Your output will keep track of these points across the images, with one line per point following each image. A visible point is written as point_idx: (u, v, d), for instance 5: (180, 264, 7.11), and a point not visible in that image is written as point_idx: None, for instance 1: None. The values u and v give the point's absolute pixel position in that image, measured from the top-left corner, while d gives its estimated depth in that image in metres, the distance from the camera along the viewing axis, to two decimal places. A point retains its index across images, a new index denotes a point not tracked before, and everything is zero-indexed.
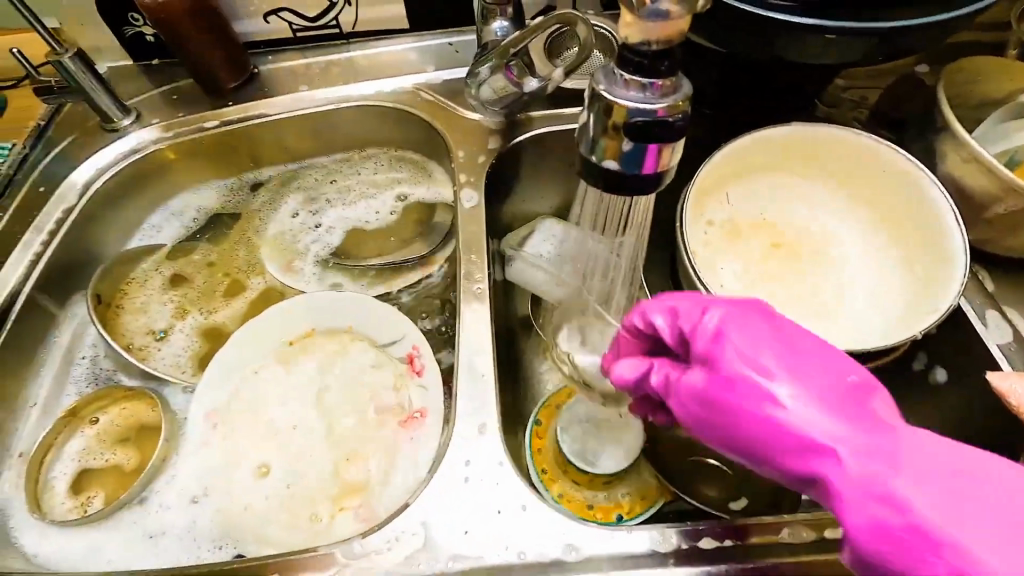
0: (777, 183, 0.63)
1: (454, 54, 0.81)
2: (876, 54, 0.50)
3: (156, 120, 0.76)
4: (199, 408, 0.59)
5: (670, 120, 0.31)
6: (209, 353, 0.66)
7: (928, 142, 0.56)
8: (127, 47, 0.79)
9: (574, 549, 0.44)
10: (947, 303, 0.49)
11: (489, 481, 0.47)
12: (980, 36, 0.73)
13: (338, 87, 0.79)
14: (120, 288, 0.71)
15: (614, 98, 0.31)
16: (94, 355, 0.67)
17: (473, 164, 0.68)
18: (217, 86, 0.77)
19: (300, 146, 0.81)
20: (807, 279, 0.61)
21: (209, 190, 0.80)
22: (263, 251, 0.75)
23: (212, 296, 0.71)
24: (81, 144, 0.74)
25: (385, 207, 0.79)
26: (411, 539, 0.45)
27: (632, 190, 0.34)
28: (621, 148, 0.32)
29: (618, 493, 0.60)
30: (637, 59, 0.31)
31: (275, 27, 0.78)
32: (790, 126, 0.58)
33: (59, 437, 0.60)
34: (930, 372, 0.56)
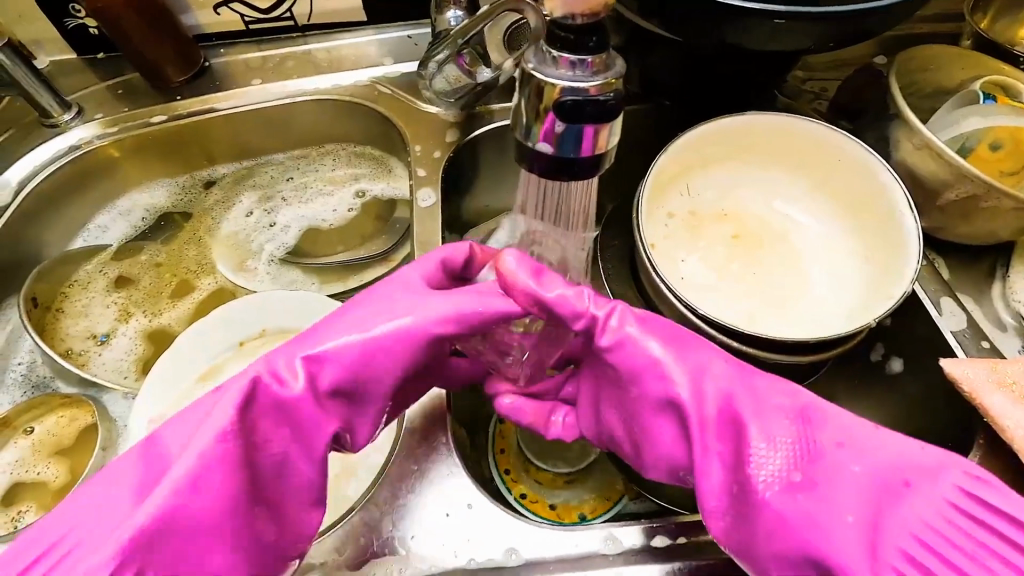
0: (734, 176, 0.63)
1: (413, 46, 0.79)
2: (826, 41, 0.50)
3: (100, 115, 0.72)
4: (140, 416, 0.55)
5: (602, 99, 0.30)
6: (155, 358, 0.64)
7: (882, 131, 0.55)
8: (68, 39, 0.76)
9: (515, 553, 0.42)
10: (900, 291, 0.49)
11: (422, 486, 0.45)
12: (934, 28, 0.74)
13: (292, 81, 0.76)
14: (60, 291, 0.67)
15: (544, 77, 0.30)
16: (30, 361, 0.62)
17: (429, 159, 0.67)
18: (163, 79, 0.74)
19: (254, 143, 0.78)
20: (766, 271, 0.60)
21: (158, 189, 0.77)
22: (216, 250, 0.72)
23: (158, 298, 0.68)
24: (17, 141, 0.70)
25: (344, 205, 0.77)
26: (352, 546, 0.42)
27: (570, 173, 0.33)
28: (554, 130, 0.31)
29: (580, 493, 0.58)
30: (565, 35, 0.29)
31: (225, 19, 0.76)
32: (744, 116, 0.57)
33: None
34: (887, 361, 0.56)
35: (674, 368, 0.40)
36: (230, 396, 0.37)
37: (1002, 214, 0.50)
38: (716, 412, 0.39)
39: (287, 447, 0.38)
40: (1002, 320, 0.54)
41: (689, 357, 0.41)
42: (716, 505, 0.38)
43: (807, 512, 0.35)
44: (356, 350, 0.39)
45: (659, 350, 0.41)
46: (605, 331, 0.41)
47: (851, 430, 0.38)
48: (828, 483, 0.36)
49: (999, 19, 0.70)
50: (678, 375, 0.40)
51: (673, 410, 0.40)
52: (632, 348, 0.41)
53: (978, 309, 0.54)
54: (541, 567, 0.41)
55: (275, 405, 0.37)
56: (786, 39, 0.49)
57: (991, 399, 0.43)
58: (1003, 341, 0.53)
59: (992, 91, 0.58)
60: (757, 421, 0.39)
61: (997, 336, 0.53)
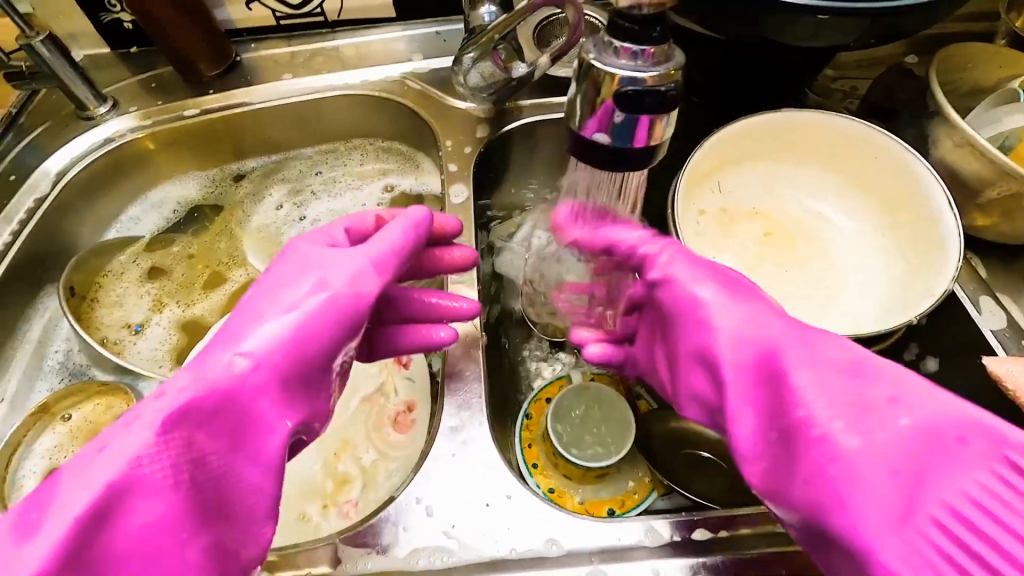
0: (766, 174, 0.63)
1: (441, 42, 0.79)
2: (867, 38, 0.49)
3: (134, 108, 0.73)
4: None
5: (663, 90, 0.30)
6: (188, 349, 0.64)
7: (920, 129, 0.55)
8: (103, 34, 0.77)
9: (556, 543, 0.42)
10: (942, 288, 0.48)
11: (461, 475, 0.45)
12: (966, 27, 0.73)
13: (322, 76, 0.77)
14: (95, 281, 0.68)
15: (604, 66, 0.30)
16: (67, 349, 0.63)
17: (460, 154, 0.67)
18: (196, 73, 0.75)
19: (283, 137, 0.79)
20: (799, 269, 0.60)
21: (189, 182, 0.78)
22: (247, 243, 0.73)
23: (191, 289, 0.69)
24: (54, 132, 0.71)
25: (373, 199, 0.77)
26: (394, 533, 0.43)
27: (623, 164, 0.33)
28: (611, 119, 0.31)
29: (609, 488, 0.59)
30: (628, 25, 0.29)
31: (256, 14, 0.77)
32: (779, 113, 0.57)
33: (28, 434, 0.57)
34: (921, 361, 0.56)
35: (720, 311, 0.44)
36: (174, 400, 0.37)
37: None
38: (753, 355, 0.42)
39: (236, 452, 0.37)
40: None
41: (738, 301, 0.44)
42: (751, 449, 0.39)
43: (849, 449, 0.35)
44: (296, 336, 0.41)
45: (702, 303, 0.44)
46: (655, 266, 0.48)
47: (902, 382, 0.37)
48: (880, 426, 0.35)
49: None
50: (727, 320, 0.43)
51: (736, 361, 0.42)
52: (681, 287, 0.46)
53: (1018, 308, 0.54)
54: (583, 558, 0.42)
55: (222, 392, 0.38)
56: (827, 35, 0.49)
57: None
58: None
59: None
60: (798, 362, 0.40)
61: None
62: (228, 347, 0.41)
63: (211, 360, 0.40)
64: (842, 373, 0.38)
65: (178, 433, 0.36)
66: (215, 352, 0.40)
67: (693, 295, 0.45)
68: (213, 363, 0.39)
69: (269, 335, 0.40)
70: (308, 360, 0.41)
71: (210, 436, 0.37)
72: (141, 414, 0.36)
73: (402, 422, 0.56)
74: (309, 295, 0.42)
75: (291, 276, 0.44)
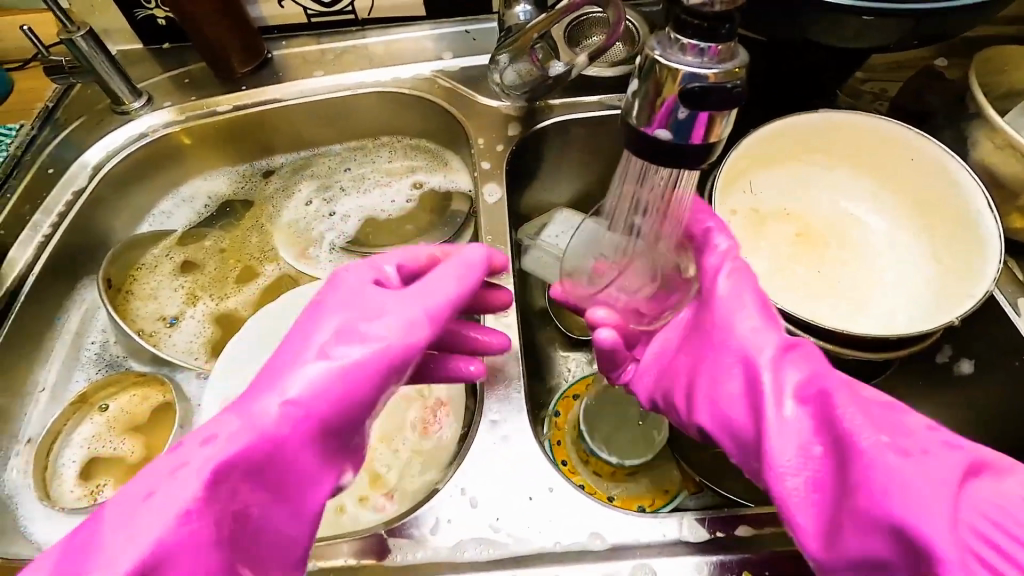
0: (798, 174, 0.63)
1: (471, 41, 0.80)
2: (909, 39, 0.50)
3: (168, 103, 0.74)
4: (214, 397, 0.57)
5: (728, 87, 0.30)
6: (222, 342, 0.65)
7: (958, 130, 0.55)
8: (136, 29, 0.78)
9: (599, 537, 0.42)
10: (982, 290, 0.48)
11: (502, 467, 0.45)
12: (998, 30, 0.73)
13: (352, 73, 0.78)
14: (129, 274, 0.69)
15: (669, 63, 0.31)
16: (103, 340, 0.64)
17: (493, 151, 0.67)
18: (229, 68, 0.75)
19: (313, 134, 0.80)
20: (832, 270, 0.60)
21: (220, 178, 0.79)
22: (278, 238, 0.73)
23: (224, 282, 0.69)
24: (90, 127, 0.72)
25: (401, 196, 0.78)
26: (439, 524, 0.43)
27: (682, 160, 0.33)
28: (674, 116, 0.32)
29: (639, 486, 0.59)
30: (697, 22, 0.30)
31: (289, 11, 0.77)
32: (815, 114, 0.58)
33: (68, 424, 0.57)
34: (956, 363, 0.56)
35: (746, 327, 0.45)
36: (227, 448, 0.37)
37: None
38: (788, 380, 0.41)
39: (268, 506, 0.39)
40: None
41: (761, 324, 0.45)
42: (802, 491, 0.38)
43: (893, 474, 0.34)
44: (338, 387, 0.40)
45: (747, 319, 0.45)
46: (714, 255, 0.49)
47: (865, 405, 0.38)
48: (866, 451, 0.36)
49: None
50: (749, 332, 0.45)
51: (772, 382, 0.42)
52: (726, 307, 0.46)
53: None
54: (626, 553, 0.42)
55: (263, 438, 0.38)
56: (869, 36, 0.49)
57: None
58: None
59: None
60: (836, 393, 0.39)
61: None
62: (266, 394, 0.39)
63: (251, 409, 0.38)
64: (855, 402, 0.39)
65: (219, 492, 0.36)
66: (255, 395, 0.39)
67: (726, 309, 0.46)
68: (252, 412, 0.38)
69: (309, 382, 0.39)
70: (348, 412, 0.40)
71: (245, 492, 0.38)
72: (182, 469, 0.36)
73: (436, 417, 0.56)
74: (348, 347, 0.41)
75: (331, 310, 0.43)
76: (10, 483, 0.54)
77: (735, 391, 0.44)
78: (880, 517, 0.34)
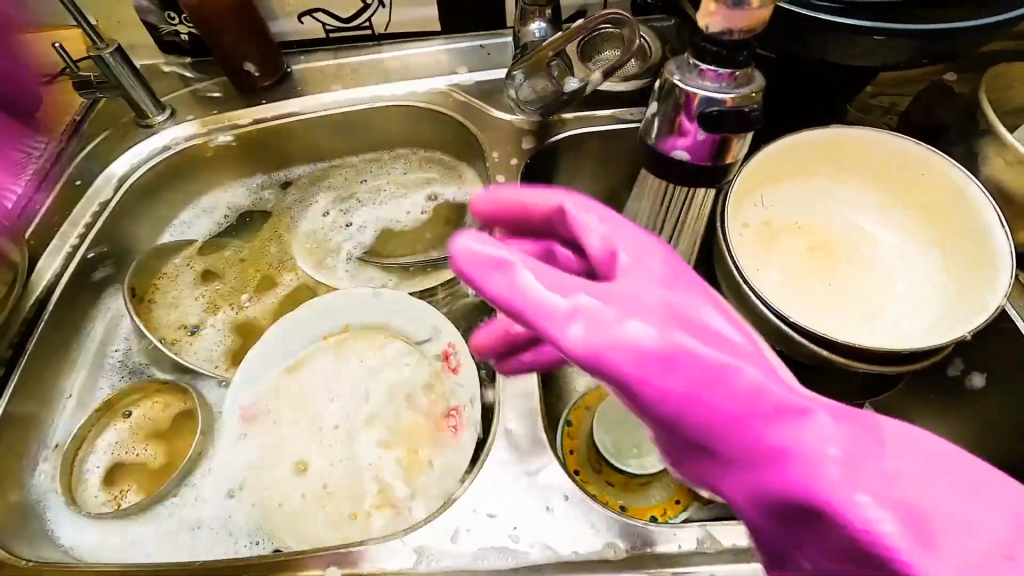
0: (809, 188, 0.64)
1: (485, 55, 0.81)
2: (920, 57, 0.51)
3: (191, 116, 0.76)
4: (234, 404, 0.58)
5: (746, 111, 0.31)
6: (242, 350, 0.66)
7: (969, 146, 0.56)
8: (160, 45, 0.80)
9: (615, 547, 0.43)
10: (994, 304, 0.49)
11: (518, 477, 0.47)
12: (1008, 45, 0.74)
13: (369, 87, 0.79)
14: (151, 283, 0.70)
15: (689, 89, 0.32)
16: (126, 349, 0.65)
17: (507, 165, 0.69)
18: (250, 83, 0.77)
19: (330, 146, 0.81)
20: (844, 283, 0.61)
21: (239, 189, 0.80)
22: (297, 249, 0.75)
23: (244, 291, 0.71)
24: (116, 140, 0.74)
25: (417, 208, 0.79)
26: (461, 533, 0.44)
27: (702, 179, 0.34)
28: (695, 138, 0.33)
29: (651, 496, 0.59)
30: (715, 49, 0.31)
31: (309, 27, 0.79)
32: (826, 129, 0.58)
33: (93, 430, 0.59)
34: (967, 376, 0.57)
35: (620, 319, 0.33)
36: None
37: None
38: (709, 404, 0.32)
39: None
40: None
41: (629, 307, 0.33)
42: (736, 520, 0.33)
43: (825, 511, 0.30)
44: None
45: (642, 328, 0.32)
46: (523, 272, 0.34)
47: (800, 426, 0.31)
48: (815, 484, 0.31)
49: None
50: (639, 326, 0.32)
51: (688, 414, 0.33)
52: (568, 310, 0.33)
53: None
54: (642, 562, 0.43)
55: None
56: (880, 54, 0.50)
57: None
58: None
59: None
60: (755, 419, 0.32)
61: None
62: None
63: None
64: (784, 420, 0.32)
65: None
66: None
67: (585, 312, 0.33)
68: None
69: None
70: None
71: None
72: None
73: (451, 426, 0.57)
74: None
75: None
76: (37, 487, 0.55)
77: (701, 403, 0.32)
78: (837, 557, 0.30)
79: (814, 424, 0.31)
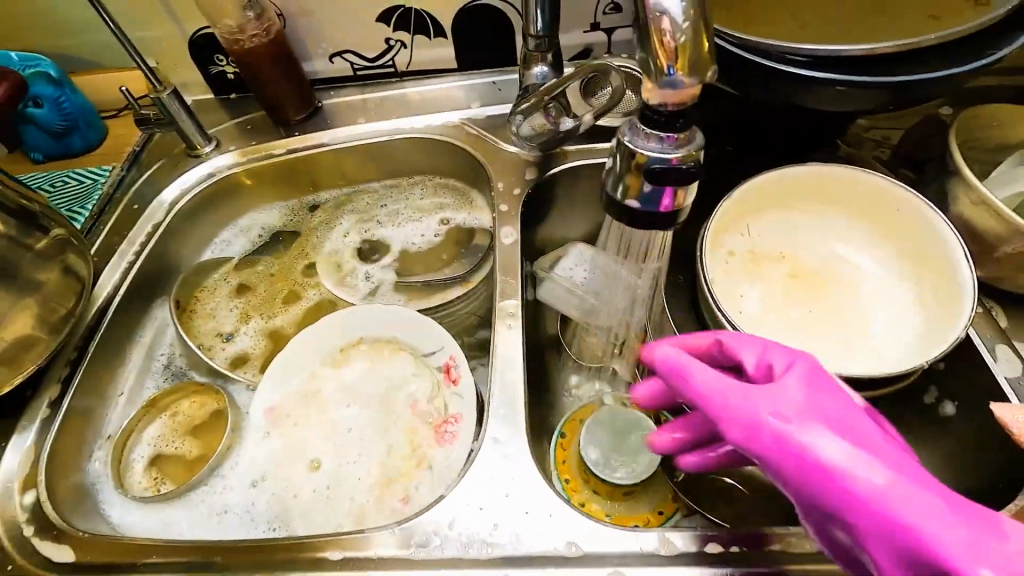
0: (795, 219, 0.67)
1: (496, 91, 0.88)
2: (887, 104, 0.54)
3: (234, 147, 0.86)
4: (259, 406, 0.66)
5: (684, 167, 0.37)
6: (269, 357, 0.74)
7: (941, 185, 0.60)
8: (209, 82, 0.90)
9: (576, 545, 0.48)
10: (956, 335, 0.52)
11: (502, 481, 0.52)
12: (1000, 81, 0.76)
13: (391, 120, 0.87)
14: (193, 294, 0.79)
15: (637, 148, 0.37)
16: (169, 354, 0.74)
17: (510, 194, 0.75)
18: (285, 117, 0.86)
19: (355, 173, 0.90)
20: (824, 311, 0.64)
21: (272, 211, 0.89)
22: (321, 267, 0.83)
23: (272, 304, 0.79)
24: (169, 168, 0.84)
25: (431, 231, 0.86)
26: (450, 527, 0.50)
27: (653, 223, 0.40)
28: (642, 189, 0.38)
29: (636, 506, 0.63)
30: (656, 116, 0.36)
31: (339, 66, 0.88)
32: (805, 166, 0.62)
33: (139, 424, 0.67)
34: (940, 405, 0.59)
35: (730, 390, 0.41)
36: None
37: None
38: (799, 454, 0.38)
39: None
40: None
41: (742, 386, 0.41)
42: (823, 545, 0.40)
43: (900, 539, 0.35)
44: None
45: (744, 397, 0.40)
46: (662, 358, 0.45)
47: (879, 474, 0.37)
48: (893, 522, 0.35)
49: None
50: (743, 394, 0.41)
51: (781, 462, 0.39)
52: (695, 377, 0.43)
53: None
54: (605, 561, 0.47)
55: None
56: (848, 102, 0.54)
57: None
58: None
59: None
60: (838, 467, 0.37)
61: None
62: None
63: None
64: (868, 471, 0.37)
65: None
66: None
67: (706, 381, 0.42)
68: None
69: None
70: None
71: None
72: None
73: (449, 432, 0.62)
74: None
75: None
76: (92, 472, 0.64)
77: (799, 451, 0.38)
78: None
79: (881, 471, 0.37)
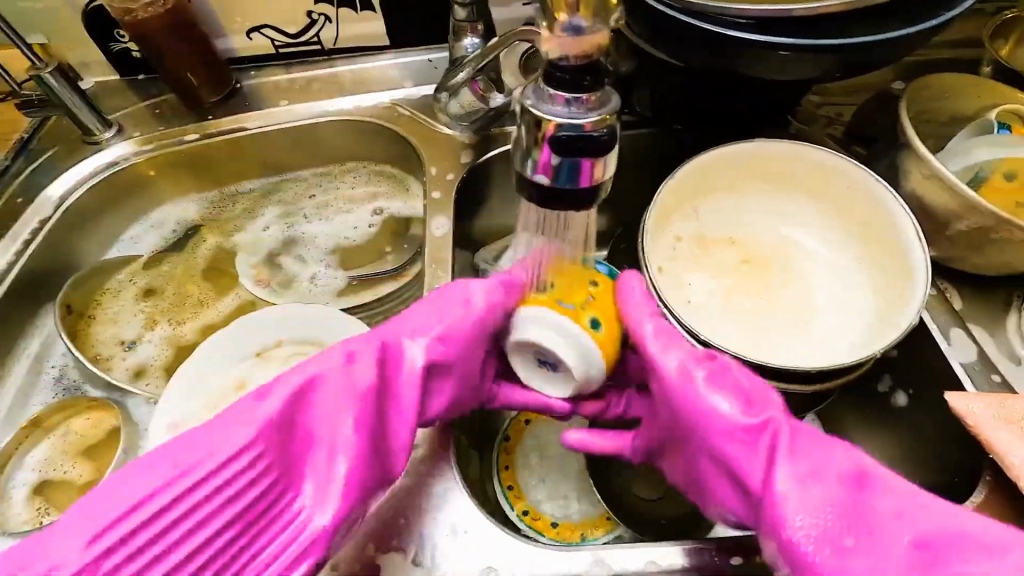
0: (744, 199, 0.63)
1: (433, 69, 0.81)
2: (834, 71, 0.50)
3: (136, 133, 0.76)
4: (161, 420, 0.58)
5: (595, 135, 0.32)
6: (175, 366, 0.67)
7: (892, 159, 0.57)
8: (112, 61, 0.78)
9: (494, 569, 0.43)
10: (907, 321, 0.49)
11: (414, 499, 0.47)
12: (953, 54, 0.73)
13: (316, 102, 0.79)
14: (93, 298, 0.71)
15: (542, 113, 0.32)
16: (63, 365, 0.68)
17: (443, 180, 0.69)
18: (198, 100, 0.77)
19: (280, 160, 0.81)
20: (775, 297, 0.60)
21: (188, 203, 0.81)
22: (240, 264, 0.75)
23: (183, 307, 0.72)
24: (61, 157, 0.74)
25: (363, 223, 0.80)
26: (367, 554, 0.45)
27: (568, 203, 0.34)
28: (550, 162, 0.33)
29: (583, 511, 0.59)
30: (561, 75, 0.31)
31: (257, 43, 0.78)
32: (752, 142, 0.58)
33: (19, 448, 0.60)
34: (893, 395, 0.57)
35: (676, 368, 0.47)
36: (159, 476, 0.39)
37: (1014, 246, 0.51)
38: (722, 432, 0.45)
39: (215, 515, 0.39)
40: (1016, 355, 0.55)
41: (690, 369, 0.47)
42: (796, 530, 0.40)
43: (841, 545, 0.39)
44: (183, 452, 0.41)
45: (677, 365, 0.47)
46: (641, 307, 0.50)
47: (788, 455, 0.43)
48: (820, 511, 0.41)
49: (1019, 47, 0.69)
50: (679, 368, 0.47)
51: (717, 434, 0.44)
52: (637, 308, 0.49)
53: (992, 342, 0.56)
54: None
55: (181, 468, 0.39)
56: (795, 67, 0.50)
57: (997, 434, 0.44)
58: (1013, 374, 0.54)
59: (1008, 120, 0.59)
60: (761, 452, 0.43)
61: (1008, 369, 0.54)
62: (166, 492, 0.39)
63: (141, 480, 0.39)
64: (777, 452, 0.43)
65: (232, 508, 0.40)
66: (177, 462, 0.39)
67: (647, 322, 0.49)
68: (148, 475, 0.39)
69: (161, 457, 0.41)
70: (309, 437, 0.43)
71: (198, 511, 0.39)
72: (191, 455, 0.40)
73: None
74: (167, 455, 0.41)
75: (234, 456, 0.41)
76: None
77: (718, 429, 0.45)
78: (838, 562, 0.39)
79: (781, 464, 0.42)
